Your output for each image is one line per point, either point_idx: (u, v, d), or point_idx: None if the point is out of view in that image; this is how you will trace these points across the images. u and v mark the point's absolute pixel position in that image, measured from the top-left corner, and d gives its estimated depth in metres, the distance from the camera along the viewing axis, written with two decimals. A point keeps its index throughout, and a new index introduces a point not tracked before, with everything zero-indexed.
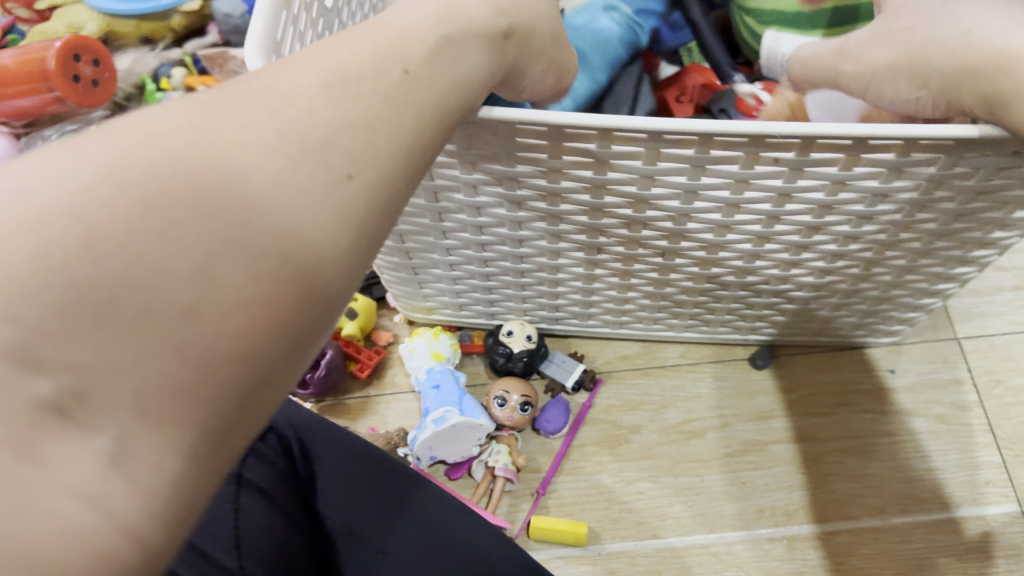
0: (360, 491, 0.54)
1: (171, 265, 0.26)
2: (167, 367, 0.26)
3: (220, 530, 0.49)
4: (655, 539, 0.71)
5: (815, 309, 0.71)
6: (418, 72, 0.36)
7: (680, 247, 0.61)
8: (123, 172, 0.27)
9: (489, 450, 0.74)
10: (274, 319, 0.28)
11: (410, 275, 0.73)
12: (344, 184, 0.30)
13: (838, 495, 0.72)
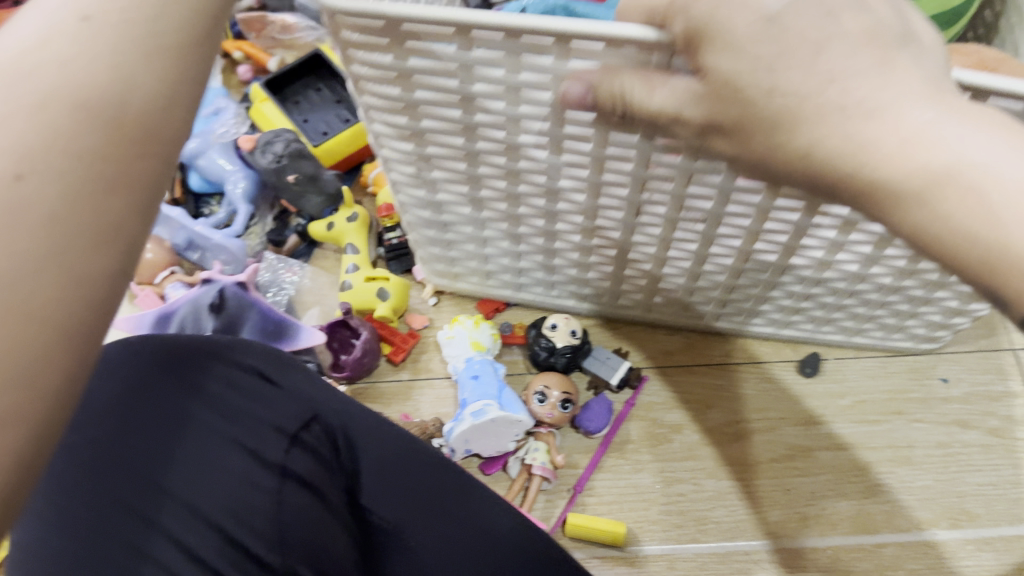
0: (410, 486, 0.52)
1: None
2: None
3: (262, 523, 0.46)
4: (695, 544, 0.69)
5: (851, 304, 0.68)
6: (102, 14, 0.32)
7: (726, 214, 0.56)
8: None
9: (526, 446, 0.72)
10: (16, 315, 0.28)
11: (440, 234, 0.69)
12: (10, 185, 0.28)
13: (887, 507, 0.71)
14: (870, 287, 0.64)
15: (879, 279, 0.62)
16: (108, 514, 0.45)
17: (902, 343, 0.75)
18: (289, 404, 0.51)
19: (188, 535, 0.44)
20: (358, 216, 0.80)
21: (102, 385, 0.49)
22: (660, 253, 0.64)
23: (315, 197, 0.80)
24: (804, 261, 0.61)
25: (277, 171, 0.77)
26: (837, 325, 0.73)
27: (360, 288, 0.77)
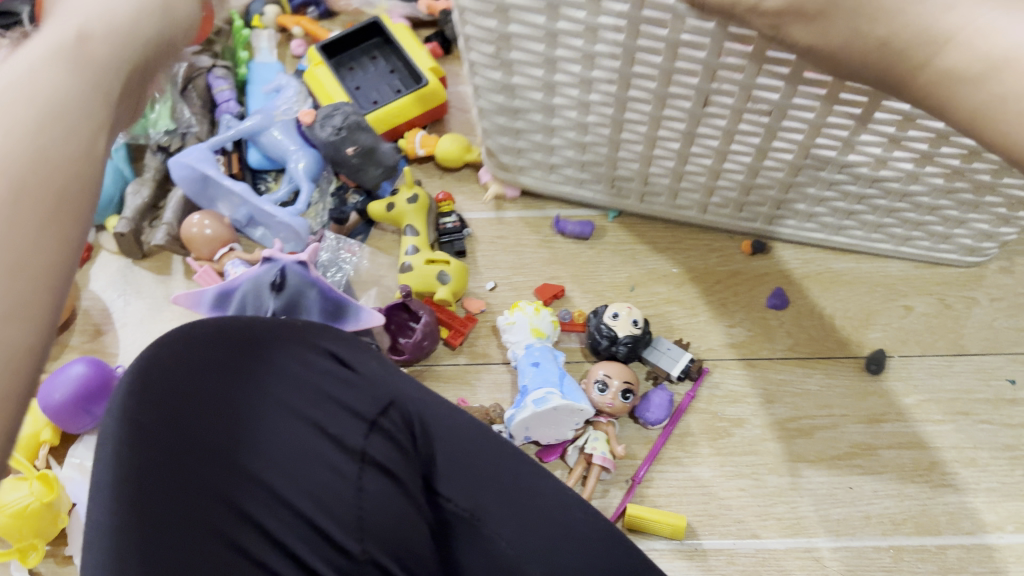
0: (484, 474, 0.50)
1: None
2: None
3: (343, 510, 0.47)
4: (755, 539, 0.68)
5: (901, 209, 0.72)
6: (89, 35, 0.34)
7: (791, 104, 0.62)
8: None
9: (585, 435, 0.71)
10: None
11: (508, 100, 0.71)
12: None
13: (952, 508, 0.69)
14: (923, 187, 0.68)
15: (932, 179, 0.66)
16: (182, 493, 0.44)
17: (946, 257, 0.78)
18: (368, 389, 0.50)
19: (270, 519, 0.45)
20: (417, 198, 0.79)
21: (174, 356, 0.48)
22: (723, 144, 0.68)
23: (374, 169, 0.80)
24: (862, 157, 0.66)
25: (337, 143, 0.77)
26: (886, 233, 0.76)
27: (421, 270, 0.77)
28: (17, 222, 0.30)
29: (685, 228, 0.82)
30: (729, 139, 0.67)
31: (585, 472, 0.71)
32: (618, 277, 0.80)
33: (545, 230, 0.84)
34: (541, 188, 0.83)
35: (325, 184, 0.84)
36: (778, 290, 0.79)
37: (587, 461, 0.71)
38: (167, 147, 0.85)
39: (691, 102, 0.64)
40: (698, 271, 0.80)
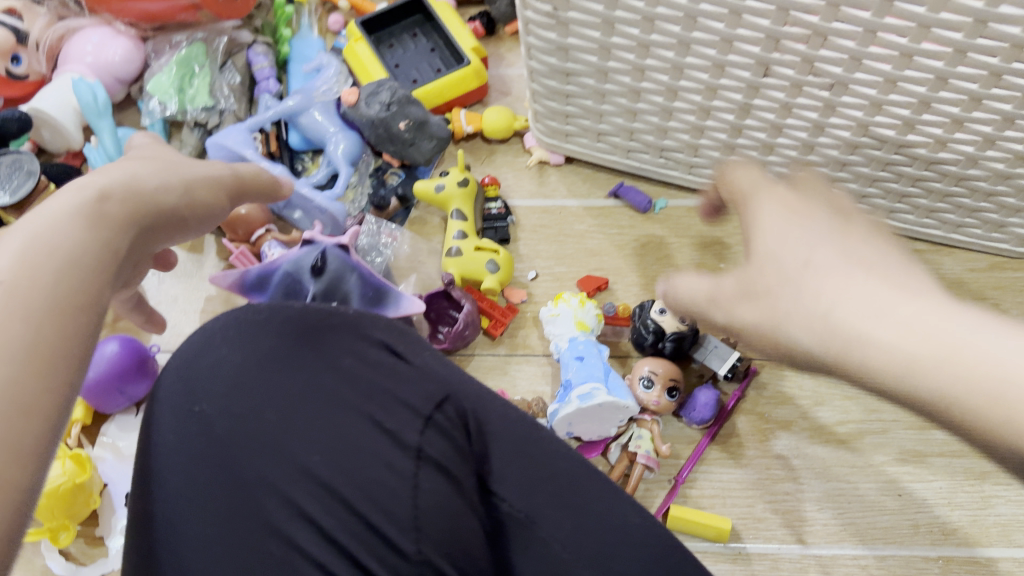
0: (539, 473, 0.49)
1: None
2: None
3: (399, 509, 0.44)
4: (800, 545, 0.67)
5: (957, 194, 0.70)
6: (111, 191, 0.38)
7: (853, 77, 0.60)
8: None
9: (630, 432, 0.70)
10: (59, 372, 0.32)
11: (561, 64, 0.70)
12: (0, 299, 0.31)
13: (1004, 520, 0.67)
14: (982, 172, 0.66)
15: (992, 163, 0.64)
16: (236, 487, 0.43)
17: (998, 245, 0.76)
18: (423, 382, 0.48)
19: (322, 514, 0.43)
20: (466, 182, 0.78)
21: (232, 347, 0.47)
22: (779, 117, 0.67)
23: (424, 142, 0.80)
24: (922, 138, 0.64)
25: (388, 119, 0.77)
26: (937, 219, 0.74)
27: (468, 257, 0.75)
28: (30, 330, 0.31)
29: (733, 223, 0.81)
30: (785, 112, 0.66)
31: (627, 470, 0.69)
32: (664, 270, 0.79)
33: (588, 220, 0.82)
34: (588, 156, 0.82)
35: (363, 167, 0.83)
36: None
37: (629, 459, 0.69)
38: (205, 124, 0.84)
39: (750, 72, 0.63)
40: None
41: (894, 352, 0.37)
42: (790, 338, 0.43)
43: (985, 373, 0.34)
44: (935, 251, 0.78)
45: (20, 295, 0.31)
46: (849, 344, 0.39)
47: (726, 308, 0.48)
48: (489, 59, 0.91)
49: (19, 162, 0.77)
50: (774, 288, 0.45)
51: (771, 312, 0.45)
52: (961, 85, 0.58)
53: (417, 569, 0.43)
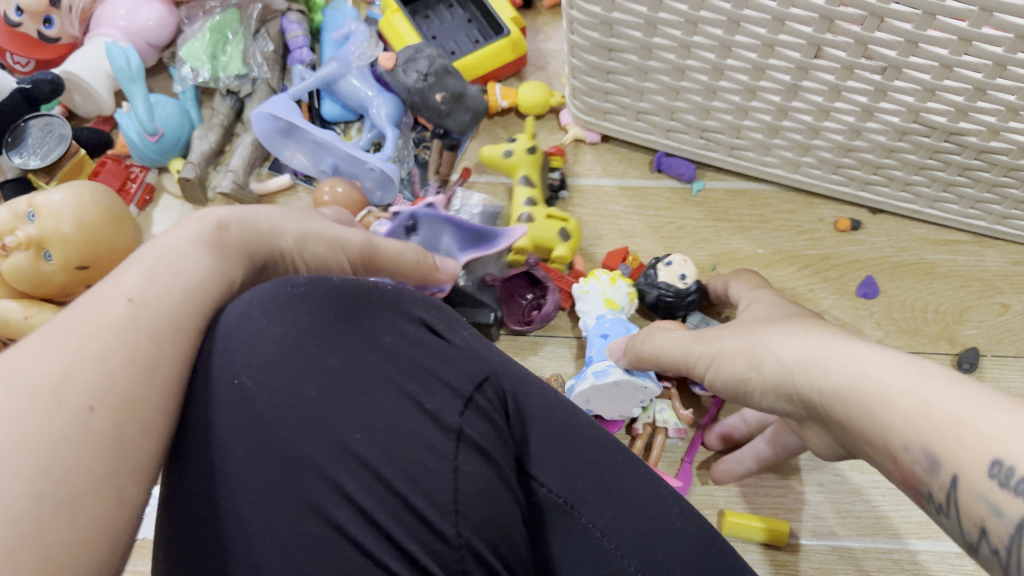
0: (579, 458, 0.48)
1: (96, 355, 0.35)
2: (113, 372, 0.35)
3: (439, 490, 0.43)
4: (832, 537, 0.66)
5: (1006, 185, 0.68)
6: (228, 222, 0.46)
7: (907, 62, 0.58)
8: (70, 329, 0.35)
9: (652, 406, 0.70)
10: (145, 396, 0.35)
11: (605, 39, 0.68)
12: (122, 304, 0.37)
13: None
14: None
15: None
16: (278, 465, 0.42)
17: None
18: (463, 361, 0.48)
19: (362, 493, 0.42)
20: (535, 149, 0.77)
21: (272, 317, 0.45)
22: (826, 101, 0.65)
23: (460, 113, 0.79)
24: (974, 125, 0.62)
25: (424, 90, 0.76)
26: (983, 209, 0.72)
27: (540, 225, 0.74)
28: (115, 376, 0.35)
29: (772, 208, 0.79)
30: (834, 95, 0.64)
31: (651, 438, 0.70)
32: (699, 253, 0.77)
33: (623, 200, 0.81)
34: (625, 134, 0.80)
35: (406, 129, 0.83)
36: (869, 279, 0.75)
37: (653, 428, 0.69)
38: (237, 92, 0.83)
39: (800, 53, 0.61)
40: (785, 253, 0.77)
41: (861, 366, 0.38)
42: (767, 350, 0.44)
43: (905, 393, 0.35)
44: (978, 243, 0.77)
45: (145, 316, 0.38)
46: (821, 375, 0.40)
47: (710, 338, 0.51)
48: (526, 32, 0.89)
49: (51, 126, 0.77)
50: (760, 325, 0.47)
51: (751, 336, 0.47)
52: (1020, 72, 0.56)
53: (456, 553, 0.43)
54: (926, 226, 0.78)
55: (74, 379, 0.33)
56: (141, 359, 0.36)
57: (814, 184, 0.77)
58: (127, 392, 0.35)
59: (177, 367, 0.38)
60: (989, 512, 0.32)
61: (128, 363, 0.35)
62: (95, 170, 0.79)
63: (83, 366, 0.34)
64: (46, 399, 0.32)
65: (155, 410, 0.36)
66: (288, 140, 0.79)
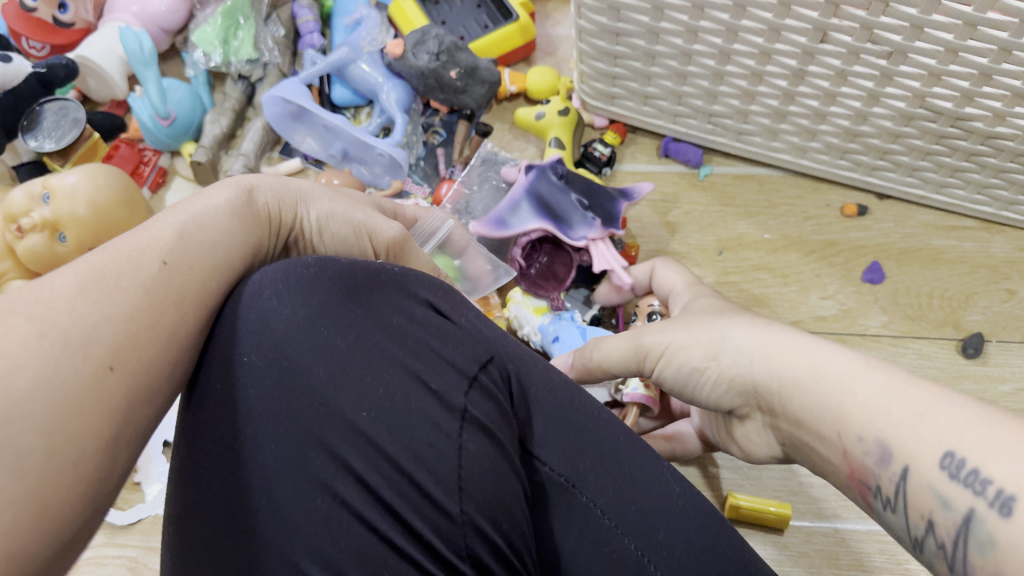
0: (580, 439, 0.49)
1: (124, 312, 0.36)
2: (138, 332, 0.36)
3: (443, 468, 0.44)
4: (834, 519, 0.67)
5: (1013, 171, 0.68)
6: (259, 192, 0.48)
7: (913, 46, 0.59)
8: (104, 277, 0.36)
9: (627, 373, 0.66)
10: (161, 363, 0.37)
11: (612, 23, 0.68)
12: (156, 265, 0.38)
13: None
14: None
15: None
16: (286, 442, 0.43)
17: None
18: (470, 342, 0.49)
19: (368, 470, 0.43)
20: (567, 111, 0.78)
21: (281, 296, 0.46)
22: (833, 86, 0.66)
23: (477, 88, 0.79)
24: (980, 111, 0.62)
25: (437, 69, 0.77)
26: (989, 195, 0.72)
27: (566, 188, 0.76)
28: (136, 336, 0.36)
29: (780, 193, 0.80)
30: (840, 80, 0.65)
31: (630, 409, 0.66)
32: (706, 238, 0.78)
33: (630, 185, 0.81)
34: (633, 119, 0.81)
35: (415, 115, 0.83)
36: (875, 264, 0.76)
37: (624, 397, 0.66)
38: (248, 77, 0.84)
39: (806, 38, 0.62)
40: (791, 238, 0.78)
41: (827, 363, 0.41)
42: (727, 341, 0.46)
43: (866, 384, 0.38)
44: (985, 229, 0.77)
45: (175, 280, 0.39)
46: (787, 367, 0.42)
47: (660, 329, 0.52)
48: (536, 16, 0.89)
49: (66, 110, 0.78)
50: (715, 318, 0.50)
51: (706, 327, 0.49)
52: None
53: (460, 529, 0.44)
54: (934, 212, 0.78)
55: (98, 331, 0.34)
56: (163, 326, 0.37)
57: (822, 169, 0.77)
58: (147, 356, 0.36)
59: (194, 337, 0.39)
60: (936, 504, 0.35)
61: (153, 327, 0.37)
62: (108, 153, 0.80)
63: (109, 321, 0.35)
64: (73, 349, 0.33)
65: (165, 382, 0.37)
66: (299, 124, 0.80)
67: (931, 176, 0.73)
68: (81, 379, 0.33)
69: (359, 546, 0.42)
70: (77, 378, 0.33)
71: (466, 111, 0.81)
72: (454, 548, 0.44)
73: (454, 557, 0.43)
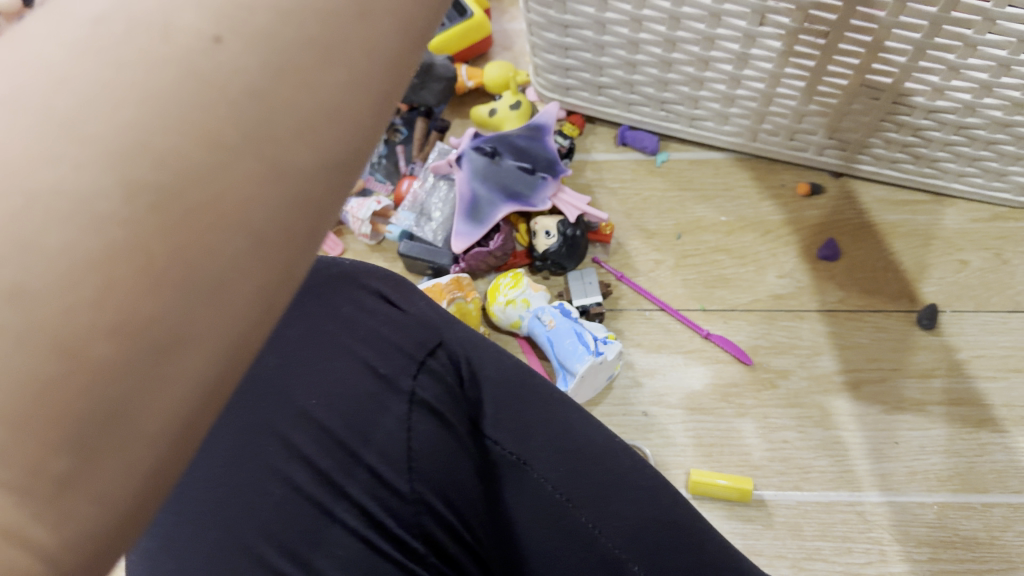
0: (531, 417, 0.49)
1: (188, 112, 0.20)
2: (204, 140, 0.20)
3: (394, 448, 0.46)
4: (797, 491, 0.68)
5: (957, 143, 0.70)
6: None
7: (848, 27, 0.60)
8: (211, 102, 0.20)
9: (590, 375, 0.68)
10: (259, 187, 0.21)
11: (559, 15, 0.69)
12: (204, 48, 0.20)
13: (1001, 466, 0.67)
14: (980, 120, 0.66)
15: (989, 111, 0.64)
16: (245, 431, 0.46)
17: (1000, 195, 0.75)
18: (417, 329, 0.49)
19: (320, 455, 0.46)
20: (519, 105, 0.80)
21: None
22: (776, 67, 0.67)
23: (434, 85, 0.81)
24: (919, 86, 0.64)
25: None
26: (938, 168, 0.74)
27: None
28: (222, 162, 0.20)
29: (736, 175, 0.81)
30: (784, 61, 0.66)
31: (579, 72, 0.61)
32: (664, 222, 0.79)
33: (590, 174, 0.83)
34: (589, 110, 0.82)
35: None
36: (831, 240, 0.77)
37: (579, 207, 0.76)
38: None
39: (746, 21, 0.63)
40: (746, 220, 0.79)
41: None
42: None
43: None
44: (937, 202, 0.78)
45: (257, 47, 0.21)
46: None
47: None
48: (492, 13, 0.91)
49: None
50: None
51: None
52: (954, 32, 0.57)
53: (412, 508, 0.45)
54: (887, 187, 0.79)
55: (171, 133, 0.20)
56: (251, 136, 0.21)
57: (774, 150, 0.79)
58: (232, 199, 0.20)
59: (251, 129, 0.21)
60: None
61: (207, 117, 0.20)
62: None
63: (169, 138, 0.19)
64: (137, 194, 0.19)
65: (211, 213, 0.20)
66: None
67: (882, 153, 0.74)
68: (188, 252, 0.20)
69: (317, 517, 0.45)
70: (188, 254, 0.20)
71: (422, 107, 0.83)
72: (407, 526, 0.45)
73: (407, 534, 0.45)
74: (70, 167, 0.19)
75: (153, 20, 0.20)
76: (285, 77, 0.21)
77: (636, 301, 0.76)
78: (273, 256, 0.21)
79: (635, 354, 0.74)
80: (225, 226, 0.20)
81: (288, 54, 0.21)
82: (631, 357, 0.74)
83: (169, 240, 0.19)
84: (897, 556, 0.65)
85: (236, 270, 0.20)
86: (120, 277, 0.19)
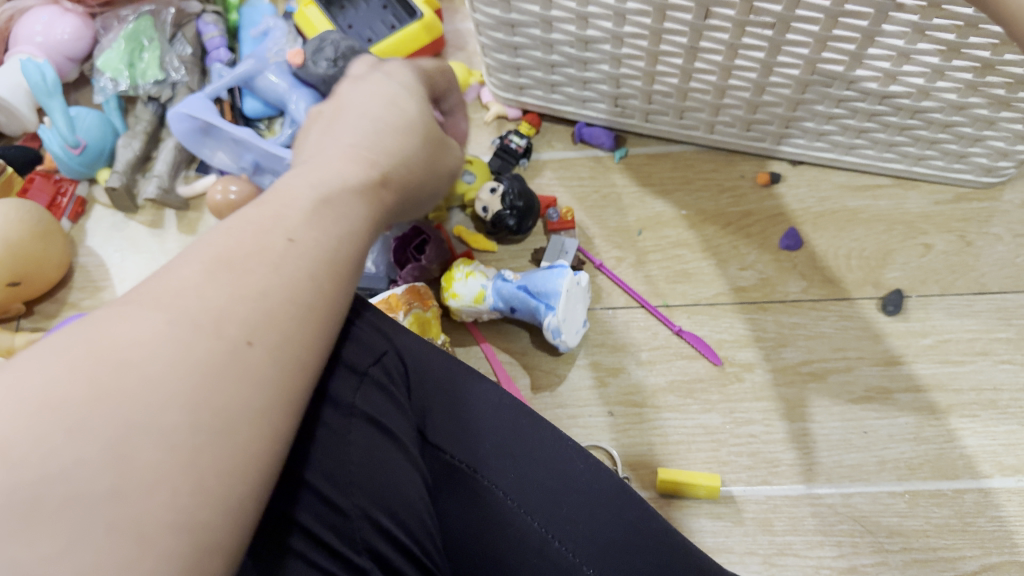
0: (484, 425, 0.48)
1: (233, 389, 0.30)
2: (242, 401, 0.30)
3: (332, 461, 0.43)
4: (765, 487, 0.67)
5: (914, 127, 0.69)
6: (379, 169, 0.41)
7: (794, 16, 0.59)
8: (248, 378, 0.30)
9: (567, 301, 0.68)
10: (262, 440, 0.30)
11: (505, 15, 0.68)
12: (244, 351, 0.31)
13: (971, 452, 0.67)
14: (936, 104, 0.65)
15: (944, 95, 0.63)
16: None
17: (961, 177, 0.75)
18: (363, 339, 0.47)
19: None
20: None
21: None
22: (726, 60, 0.66)
23: None
24: (871, 72, 0.63)
25: (338, 75, 0.77)
26: (897, 152, 0.73)
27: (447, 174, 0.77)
28: (245, 420, 0.30)
29: (694, 168, 0.80)
30: (733, 54, 0.65)
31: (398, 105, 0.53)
32: (625, 219, 0.78)
33: (548, 172, 0.82)
34: (544, 108, 0.82)
35: None
36: (792, 230, 0.76)
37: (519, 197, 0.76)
38: (158, 97, 0.85)
39: (691, 14, 0.62)
40: (707, 213, 0.78)
41: None
42: None
43: None
44: (900, 186, 0.77)
45: (275, 344, 0.32)
46: None
47: None
48: (445, 14, 0.90)
49: None
50: None
51: None
52: (902, 17, 0.56)
53: (355, 524, 0.42)
54: (847, 174, 0.78)
55: (216, 401, 0.29)
56: (262, 408, 0.31)
57: (730, 141, 0.78)
58: (251, 447, 0.30)
59: (263, 406, 0.31)
60: None
61: (248, 391, 0.30)
62: (24, 187, 0.80)
63: (214, 397, 0.29)
64: (196, 434, 0.28)
65: (236, 452, 0.29)
66: (208, 139, 0.79)
67: (840, 140, 0.73)
68: (227, 477, 0.29)
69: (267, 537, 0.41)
70: (226, 479, 0.29)
71: None
72: (350, 542, 0.42)
73: (350, 550, 0.42)
74: (164, 419, 0.28)
75: (213, 324, 0.30)
76: (287, 370, 0.32)
77: (599, 299, 0.75)
78: (258, 489, 0.30)
79: (599, 354, 0.73)
80: (246, 463, 0.29)
81: (291, 358, 0.32)
82: (596, 358, 0.73)
83: (219, 465, 0.28)
84: (870, 547, 0.64)
85: (243, 490, 0.29)
86: (191, 482, 0.27)
